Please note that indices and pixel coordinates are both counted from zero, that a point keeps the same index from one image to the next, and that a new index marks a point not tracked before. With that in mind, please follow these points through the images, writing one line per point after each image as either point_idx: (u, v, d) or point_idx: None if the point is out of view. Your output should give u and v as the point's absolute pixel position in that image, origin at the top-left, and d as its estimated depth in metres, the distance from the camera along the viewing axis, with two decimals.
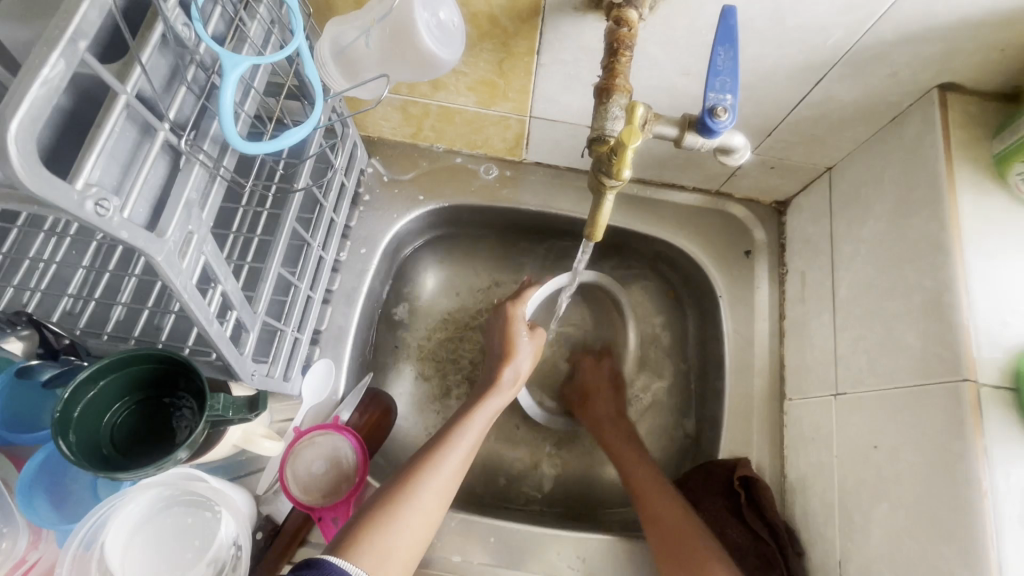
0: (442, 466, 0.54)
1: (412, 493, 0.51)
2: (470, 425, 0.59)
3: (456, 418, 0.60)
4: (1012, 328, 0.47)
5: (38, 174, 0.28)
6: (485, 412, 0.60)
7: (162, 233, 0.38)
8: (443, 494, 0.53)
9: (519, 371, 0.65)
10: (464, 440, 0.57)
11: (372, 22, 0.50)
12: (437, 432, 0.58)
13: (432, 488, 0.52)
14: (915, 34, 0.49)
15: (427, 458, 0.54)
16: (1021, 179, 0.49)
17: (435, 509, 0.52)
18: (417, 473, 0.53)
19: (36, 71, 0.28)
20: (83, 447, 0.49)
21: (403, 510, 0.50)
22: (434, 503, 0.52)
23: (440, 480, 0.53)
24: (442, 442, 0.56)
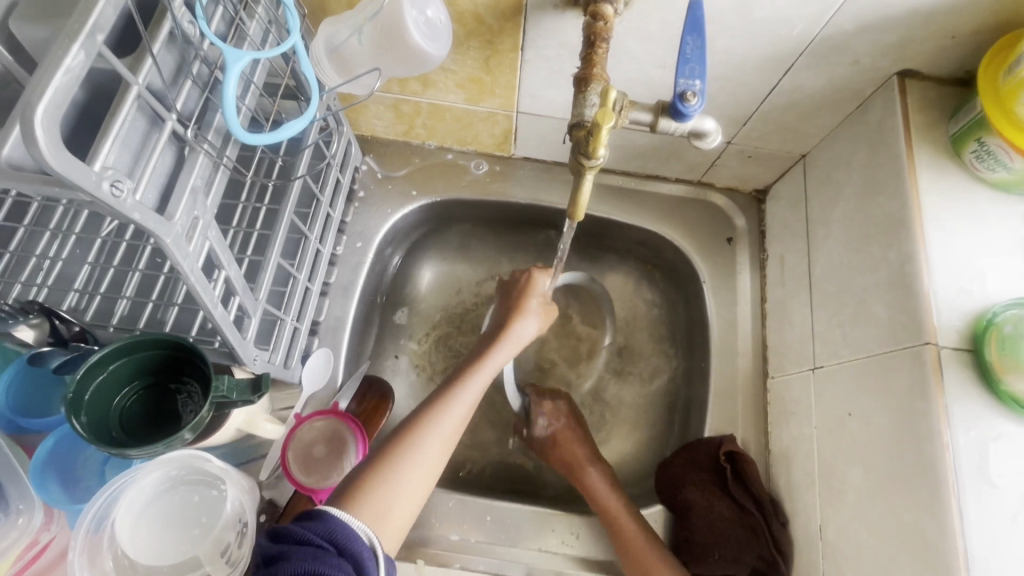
0: (440, 424, 0.55)
1: (410, 448, 0.53)
2: (467, 386, 0.60)
3: (454, 379, 0.61)
4: (969, 295, 0.50)
5: (60, 154, 0.30)
6: (485, 372, 0.62)
7: (170, 217, 0.40)
8: (441, 450, 0.55)
9: (522, 338, 0.67)
10: (461, 401, 0.58)
11: (364, 20, 0.53)
12: (434, 391, 0.60)
13: (430, 445, 0.54)
14: (871, 25, 0.52)
15: (425, 416, 0.56)
16: (975, 157, 0.53)
17: (433, 464, 0.54)
18: (415, 430, 0.54)
19: (60, 61, 0.31)
20: (94, 427, 0.51)
21: (402, 464, 0.51)
22: (433, 458, 0.54)
23: (438, 437, 0.55)
24: (440, 401, 0.58)
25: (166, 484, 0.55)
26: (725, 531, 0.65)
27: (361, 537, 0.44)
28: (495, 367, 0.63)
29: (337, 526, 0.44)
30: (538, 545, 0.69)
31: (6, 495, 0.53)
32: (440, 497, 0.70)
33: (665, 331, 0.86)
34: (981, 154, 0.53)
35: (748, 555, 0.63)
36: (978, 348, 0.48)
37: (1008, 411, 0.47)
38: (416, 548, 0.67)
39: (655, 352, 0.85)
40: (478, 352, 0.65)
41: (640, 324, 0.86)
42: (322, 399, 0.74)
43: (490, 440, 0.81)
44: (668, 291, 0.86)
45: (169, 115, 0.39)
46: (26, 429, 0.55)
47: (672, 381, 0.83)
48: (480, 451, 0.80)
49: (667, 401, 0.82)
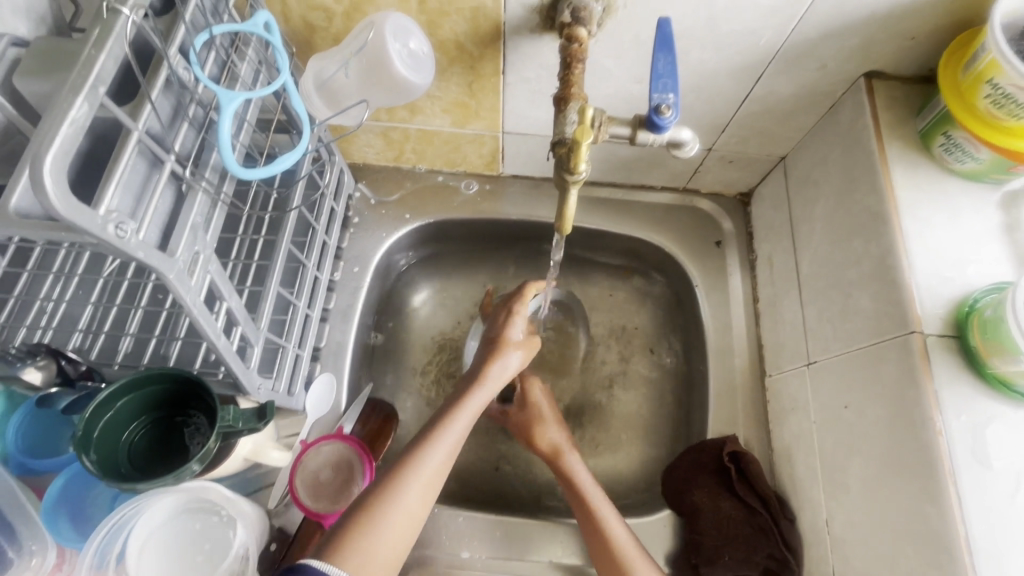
0: (424, 468, 0.55)
1: (393, 496, 0.52)
2: (452, 426, 0.59)
3: (440, 415, 0.60)
4: (949, 282, 0.52)
5: (67, 200, 0.32)
6: (470, 408, 0.61)
7: (172, 253, 0.42)
8: (425, 494, 0.54)
9: (507, 369, 0.66)
10: (445, 442, 0.58)
11: (349, 55, 0.56)
12: (418, 432, 0.59)
13: (414, 491, 0.53)
14: (834, 32, 0.55)
15: (411, 457, 0.56)
16: (944, 150, 0.55)
17: (417, 510, 0.53)
18: (398, 475, 0.54)
19: (65, 113, 0.33)
20: (104, 464, 0.52)
21: (386, 512, 0.51)
22: (416, 504, 0.53)
23: (421, 481, 0.54)
24: (424, 442, 0.57)
25: (167, 516, 0.55)
26: (734, 531, 0.65)
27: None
28: (482, 404, 0.62)
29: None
30: (548, 557, 0.69)
31: (18, 532, 0.54)
32: (448, 514, 0.70)
33: (663, 336, 0.87)
34: (949, 147, 0.55)
35: (758, 556, 0.64)
36: (962, 334, 0.50)
37: (997, 393, 0.48)
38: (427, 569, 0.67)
39: (653, 357, 0.86)
40: (462, 388, 0.64)
41: (637, 331, 0.88)
42: (327, 424, 0.75)
43: (495, 455, 0.81)
44: (662, 296, 0.87)
45: (169, 156, 0.41)
46: (34, 470, 0.56)
47: (672, 385, 0.84)
48: (486, 467, 0.80)
49: (668, 405, 0.83)
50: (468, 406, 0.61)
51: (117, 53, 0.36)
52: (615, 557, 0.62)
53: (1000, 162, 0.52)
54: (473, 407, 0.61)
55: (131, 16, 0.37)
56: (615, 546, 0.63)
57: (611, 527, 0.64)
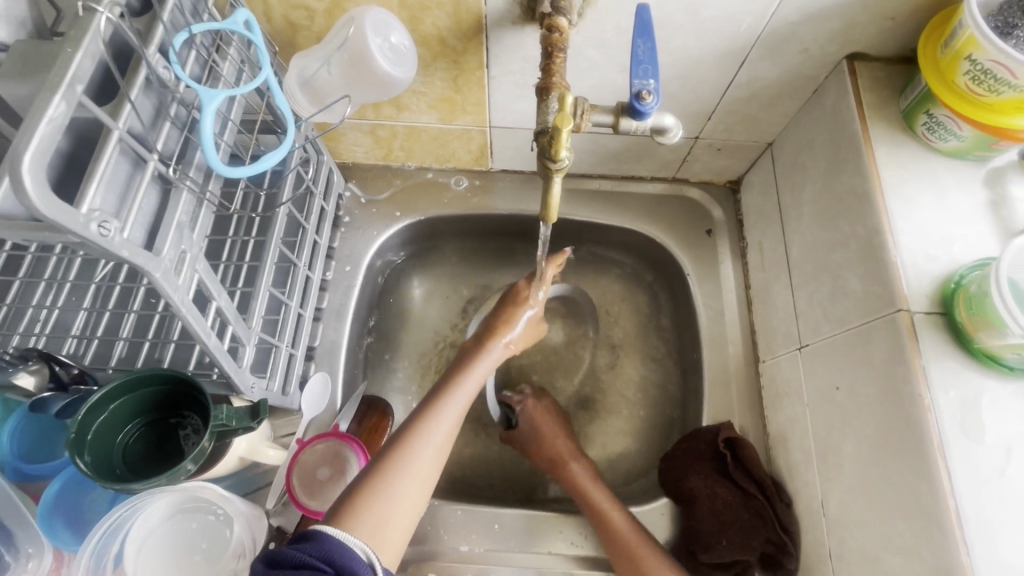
0: (431, 437, 0.57)
1: (402, 459, 0.54)
2: (457, 393, 0.62)
3: (442, 385, 0.62)
4: (934, 260, 0.52)
5: (48, 198, 0.32)
6: (474, 377, 0.64)
7: (158, 252, 0.42)
8: (433, 457, 0.56)
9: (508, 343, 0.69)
10: (451, 408, 0.60)
11: (331, 52, 0.56)
12: (424, 400, 0.61)
13: (422, 454, 0.55)
14: (814, 15, 0.55)
15: (414, 426, 0.57)
16: (926, 129, 0.56)
17: (427, 473, 0.55)
18: (407, 440, 0.56)
19: (43, 112, 0.33)
20: (98, 466, 0.52)
21: (396, 476, 0.53)
22: (425, 467, 0.55)
23: (430, 445, 0.57)
24: (430, 410, 0.59)
25: (164, 516, 0.55)
26: (733, 516, 0.65)
27: (360, 555, 0.45)
28: (485, 371, 0.65)
29: (335, 545, 0.45)
30: (546, 548, 0.69)
31: (15, 538, 0.53)
32: (445, 508, 0.71)
33: (657, 325, 0.87)
34: (931, 126, 0.55)
35: (756, 540, 0.64)
36: (949, 310, 0.50)
37: (985, 367, 0.49)
38: (426, 563, 0.67)
39: (648, 348, 0.86)
40: (465, 359, 0.66)
41: (630, 322, 0.88)
42: (323, 422, 0.75)
43: (492, 450, 0.81)
44: (655, 287, 0.87)
45: (152, 155, 0.41)
46: (31, 475, 0.56)
47: (668, 375, 0.84)
48: (484, 460, 0.80)
49: (664, 394, 0.83)
50: (474, 372, 0.64)
51: (94, 52, 0.36)
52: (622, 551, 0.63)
53: (983, 138, 0.53)
54: (477, 375, 0.64)
55: (105, 14, 0.37)
56: (624, 540, 0.64)
57: (614, 517, 0.66)
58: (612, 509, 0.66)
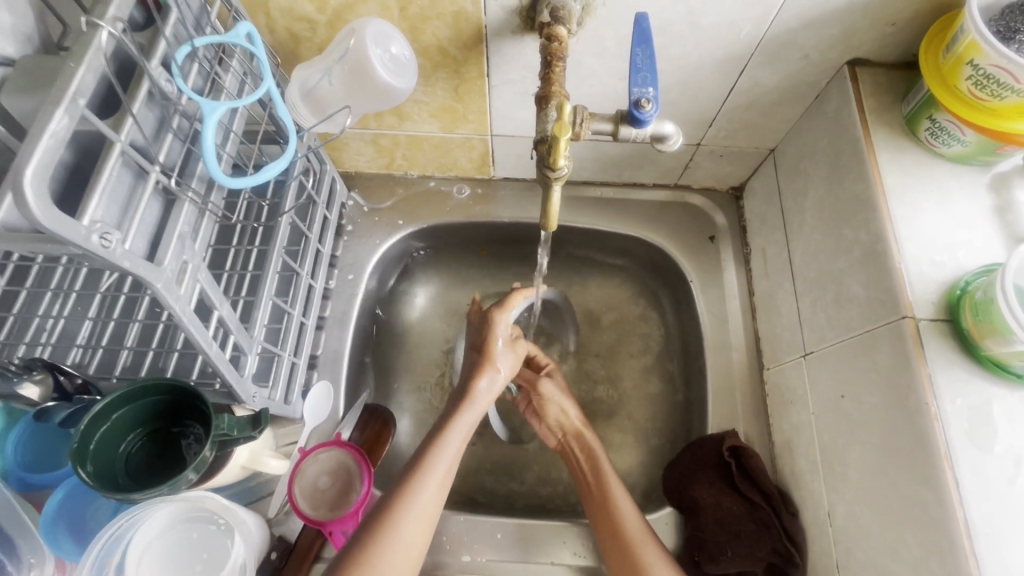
0: (425, 492, 0.57)
1: (402, 509, 0.55)
2: (441, 452, 0.60)
3: (431, 438, 0.61)
4: (939, 266, 0.52)
5: (49, 212, 0.32)
6: (462, 427, 0.62)
7: (159, 263, 0.42)
8: (431, 504, 0.57)
9: (495, 382, 0.66)
10: (436, 469, 0.59)
11: (332, 63, 0.57)
12: (418, 446, 0.61)
13: (421, 505, 0.56)
14: (813, 21, 0.55)
15: (409, 479, 0.58)
16: (929, 134, 0.55)
17: (426, 520, 0.57)
18: (398, 501, 0.56)
19: (45, 126, 0.33)
20: (100, 475, 0.52)
21: (398, 526, 0.54)
22: (424, 516, 0.56)
23: (427, 491, 0.57)
24: (422, 465, 0.59)
25: (165, 525, 0.55)
26: (737, 527, 0.64)
27: None
28: (472, 418, 0.63)
29: None
30: (550, 558, 0.68)
31: (18, 548, 0.54)
32: (447, 518, 0.70)
33: (660, 332, 0.86)
34: (934, 131, 0.55)
35: (762, 551, 0.62)
36: (955, 317, 0.49)
37: (994, 375, 0.48)
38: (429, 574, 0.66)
39: (651, 354, 0.85)
40: (450, 405, 0.64)
41: (633, 329, 0.87)
42: (326, 430, 0.75)
43: (495, 458, 0.80)
44: (659, 294, 0.87)
45: (153, 167, 0.41)
46: (34, 485, 0.56)
47: (672, 381, 0.83)
48: (486, 468, 0.80)
49: (668, 402, 0.82)
50: (458, 425, 0.62)
51: (96, 66, 0.36)
52: (616, 532, 0.61)
53: (986, 144, 0.52)
54: (462, 427, 0.62)
55: (108, 29, 0.37)
56: (619, 518, 0.62)
57: (617, 494, 0.64)
58: (619, 496, 0.64)
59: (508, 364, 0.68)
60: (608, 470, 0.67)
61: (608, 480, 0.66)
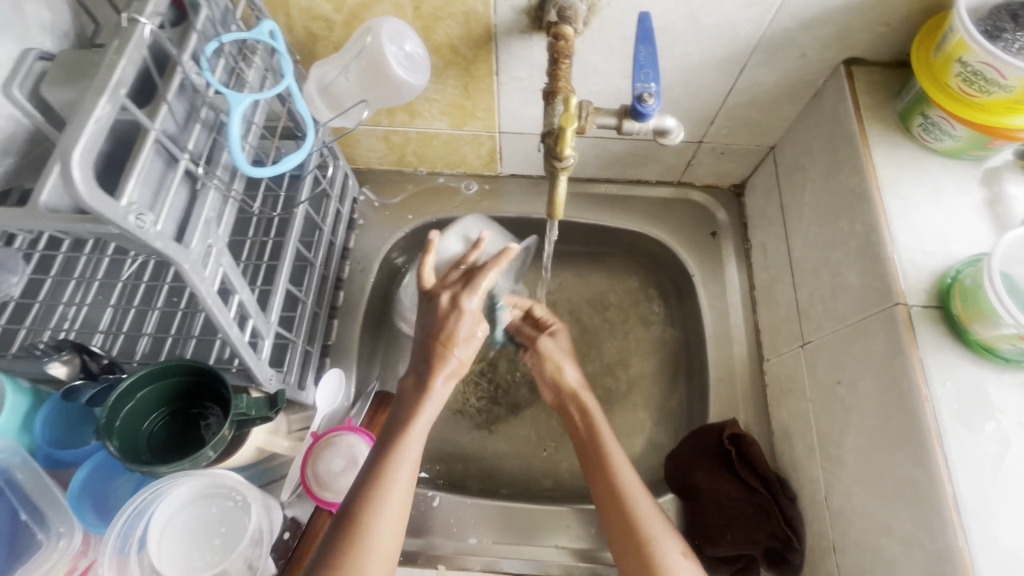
0: (393, 485, 0.54)
1: (375, 499, 0.53)
2: (402, 448, 0.56)
3: (390, 431, 0.57)
4: (931, 256, 0.54)
5: (93, 191, 0.35)
6: (421, 424, 0.58)
7: (187, 245, 0.45)
8: (402, 495, 0.55)
9: (458, 371, 0.60)
10: (400, 465, 0.55)
11: (349, 60, 0.59)
12: (378, 440, 0.58)
13: (393, 496, 0.54)
14: (810, 22, 0.57)
15: (374, 470, 0.55)
16: (923, 130, 0.57)
17: (400, 511, 0.54)
18: (368, 492, 0.54)
19: (90, 113, 0.36)
20: (126, 450, 0.55)
21: (373, 519, 0.52)
22: (398, 506, 0.54)
23: (398, 484, 0.55)
24: (385, 458, 0.55)
25: (183, 502, 0.57)
26: (737, 512, 0.66)
27: None
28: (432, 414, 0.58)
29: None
30: (553, 541, 0.70)
31: (48, 517, 0.55)
32: (453, 501, 0.72)
33: (663, 325, 0.88)
34: (926, 126, 0.57)
35: (760, 534, 0.64)
36: (945, 304, 0.51)
37: (983, 359, 0.50)
38: (437, 555, 0.68)
39: (653, 347, 0.87)
40: (405, 401, 0.59)
41: (636, 322, 0.89)
42: (337, 416, 0.77)
43: (501, 447, 0.82)
44: (662, 288, 0.89)
45: (183, 155, 0.44)
46: (61, 461, 0.59)
47: (674, 373, 0.85)
48: (492, 456, 0.81)
49: (669, 394, 0.84)
50: (419, 422, 0.57)
51: (136, 59, 0.39)
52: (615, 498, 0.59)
53: (977, 138, 0.54)
54: (422, 424, 0.57)
55: (147, 25, 0.40)
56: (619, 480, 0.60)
57: (617, 457, 0.62)
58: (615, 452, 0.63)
59: (470, 349, 0.60)
60: (606, 434, 0.65)
61: (607, 444, 0.64)
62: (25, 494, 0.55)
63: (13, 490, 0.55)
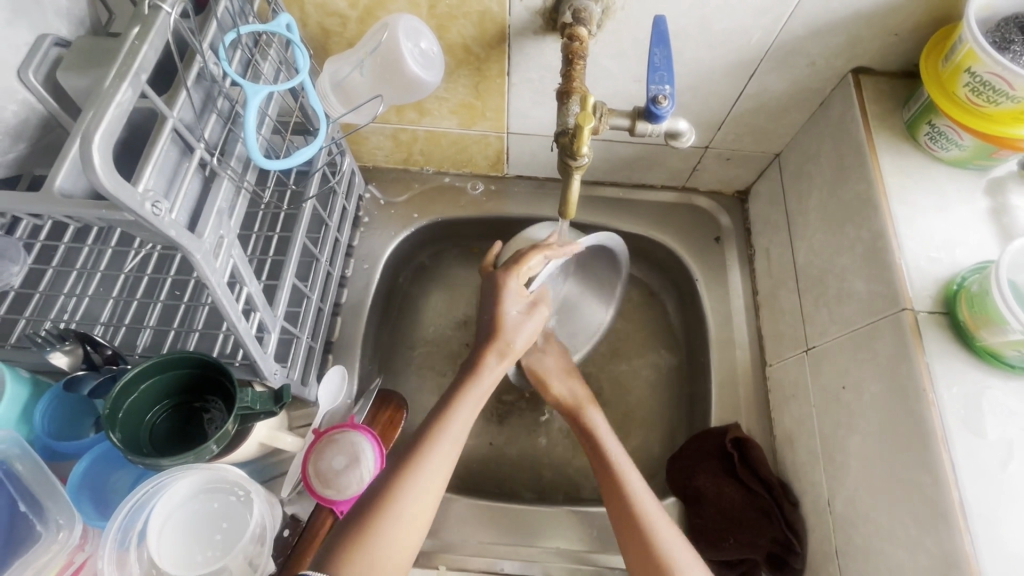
0: (438, 448, 0.57)
1: (414, 469, 0.55)
2: (457, 411, 0.60)
3: (447, 398, 0.62)
4: (937, 263, 0.54)
5: (111, 176, 0.35)
6: (480, 389, 0.63)
7: (200, 234, 0.45)
8: (425, 502, 0.54)
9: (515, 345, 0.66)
10: (450, 431, 0.58)
11: (364, 56, 0.59)
12: (433, 408, 0.61)
13: (433, 462, 0.56)
14: (820, 30, 0.58)
15: (427, 435, 0.58)
16: (929, 139, 0.58)
17: (440, 476, 0.56)
18: (410, 462, 0.55)
19: (112, 96, 0.36)
20: (127, 442, 0.54)
21: (385, 530, 0.51)
22: (440, 471, 0.56)
23: (441, 449, 0.57)
24: (436, 426, 0.58)
25: (186, 496, 0.56)
26: (739, 515, 0.66)
27: None
28: (489, 384, 0.63)
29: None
30: (555, 543, 0.70)
31: (46, 508, 0.53)
32: (453, 501, 0.72)
33: (665, 329, 0.88)
34: (933, 135, 0.58)
35: (763, 539, 0.65)
36: (952, 310, 0.52)
37: (988, 365, 0.50)
38: (437, 555, 0.67)
39: (656, 351, 0.87)
40: (463, 372, 0.64)
41: (639, 326, 0.89)
42: (339, 415, 0.76)
43: (504, 447, 0.81)
44: (665, 292, 0.89)
45: (199, 144, 0.44)
46: (58, 453, 0.58)
47: (677, 377, 0.85)
48: (494, 457, 0.81)
49: (672, 397, 0.84)
50: (472, 391, 0.62)
51: (158, 46, 0.39)
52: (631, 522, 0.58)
53: (983, 148, 0.55)
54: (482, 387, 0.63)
55: (170, 12, 0.40)
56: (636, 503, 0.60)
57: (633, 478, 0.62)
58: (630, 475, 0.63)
59: (525, 339, 0.67)
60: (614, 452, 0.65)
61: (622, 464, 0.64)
62: (24, 485, 0.53)
63: (13, 483, 0.53)
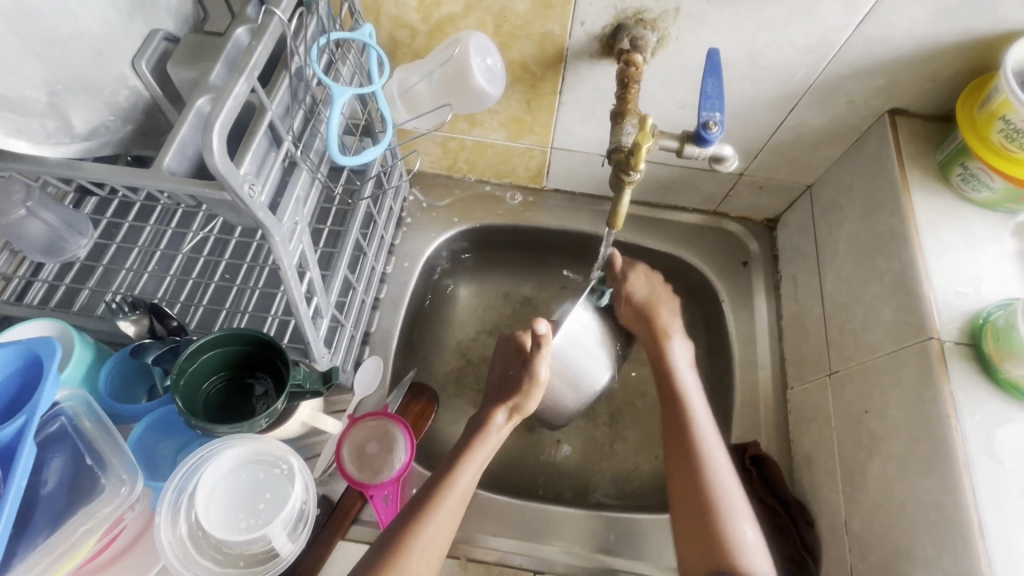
0: (456, 490, 0.60)
1: (437, 505, 0.59)
2: (474, 455, 0.63)
3: (464, 441, 0.65)
4: (965, 297, 0.57)
5: (223, 158, 0.39)
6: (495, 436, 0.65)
7: (281, 219, 0.49)
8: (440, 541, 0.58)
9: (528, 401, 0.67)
10: (468, 471, 0.62)
11: (434, 67, 0.64)
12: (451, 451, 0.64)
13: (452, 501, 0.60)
14: (861, 71, 0.62)
15: (444, 475, 0.61)
16: (960, 180, 0.62)
17: (452, 520, 0.59)
18: (434, 497, 0.59)
19: (230, 89, 0.40)
20: (186, 407, 0.58)
21: (409, 556, 0.55)
22: (454, 512, 0.60)
23: (457, 494, 0.60)
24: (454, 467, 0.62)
25: (232, 467, 0.59)
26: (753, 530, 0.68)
27: None
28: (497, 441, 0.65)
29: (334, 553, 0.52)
30: (572, 544, 0.72)
31: (107, 465, 0.56)
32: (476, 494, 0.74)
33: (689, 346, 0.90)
34: (965, 177, 0.61)
35: (777, 555, 0.66)
36: (977, 342, 0.54)
37: (1010, 397, 0.53)
38: (459, 545, 0.70)
39: None
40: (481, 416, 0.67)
41: None
42: (374, 402, 0.79)
43: (526, 448, 0.84)
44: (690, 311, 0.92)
45: (287, 137, 0.48)
46: (115, 416, 0.62)
47: None
48: (518, 456, 0.84)
49: None
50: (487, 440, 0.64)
51: (269, 48, 0.44)
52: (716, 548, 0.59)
53: (1013, 192, 0.58)
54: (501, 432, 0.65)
55: (281, 18, 0.45)
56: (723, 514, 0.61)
57: (717, 483, 0.63)
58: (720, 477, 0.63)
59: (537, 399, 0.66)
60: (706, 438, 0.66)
61: (711, 462, 0.64)
62: (88, 441, 0.56)
63: (78, 437, 0.57)
